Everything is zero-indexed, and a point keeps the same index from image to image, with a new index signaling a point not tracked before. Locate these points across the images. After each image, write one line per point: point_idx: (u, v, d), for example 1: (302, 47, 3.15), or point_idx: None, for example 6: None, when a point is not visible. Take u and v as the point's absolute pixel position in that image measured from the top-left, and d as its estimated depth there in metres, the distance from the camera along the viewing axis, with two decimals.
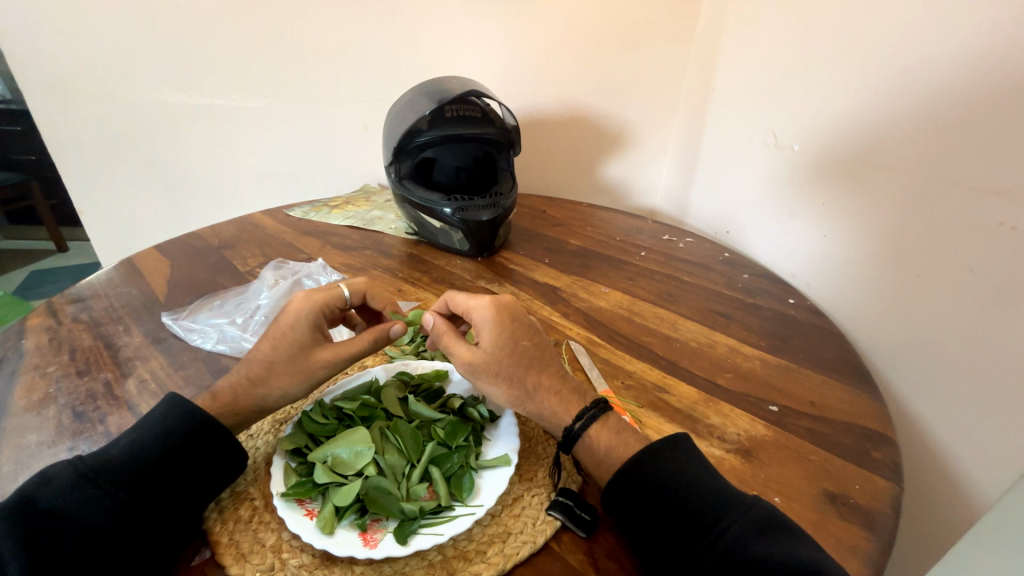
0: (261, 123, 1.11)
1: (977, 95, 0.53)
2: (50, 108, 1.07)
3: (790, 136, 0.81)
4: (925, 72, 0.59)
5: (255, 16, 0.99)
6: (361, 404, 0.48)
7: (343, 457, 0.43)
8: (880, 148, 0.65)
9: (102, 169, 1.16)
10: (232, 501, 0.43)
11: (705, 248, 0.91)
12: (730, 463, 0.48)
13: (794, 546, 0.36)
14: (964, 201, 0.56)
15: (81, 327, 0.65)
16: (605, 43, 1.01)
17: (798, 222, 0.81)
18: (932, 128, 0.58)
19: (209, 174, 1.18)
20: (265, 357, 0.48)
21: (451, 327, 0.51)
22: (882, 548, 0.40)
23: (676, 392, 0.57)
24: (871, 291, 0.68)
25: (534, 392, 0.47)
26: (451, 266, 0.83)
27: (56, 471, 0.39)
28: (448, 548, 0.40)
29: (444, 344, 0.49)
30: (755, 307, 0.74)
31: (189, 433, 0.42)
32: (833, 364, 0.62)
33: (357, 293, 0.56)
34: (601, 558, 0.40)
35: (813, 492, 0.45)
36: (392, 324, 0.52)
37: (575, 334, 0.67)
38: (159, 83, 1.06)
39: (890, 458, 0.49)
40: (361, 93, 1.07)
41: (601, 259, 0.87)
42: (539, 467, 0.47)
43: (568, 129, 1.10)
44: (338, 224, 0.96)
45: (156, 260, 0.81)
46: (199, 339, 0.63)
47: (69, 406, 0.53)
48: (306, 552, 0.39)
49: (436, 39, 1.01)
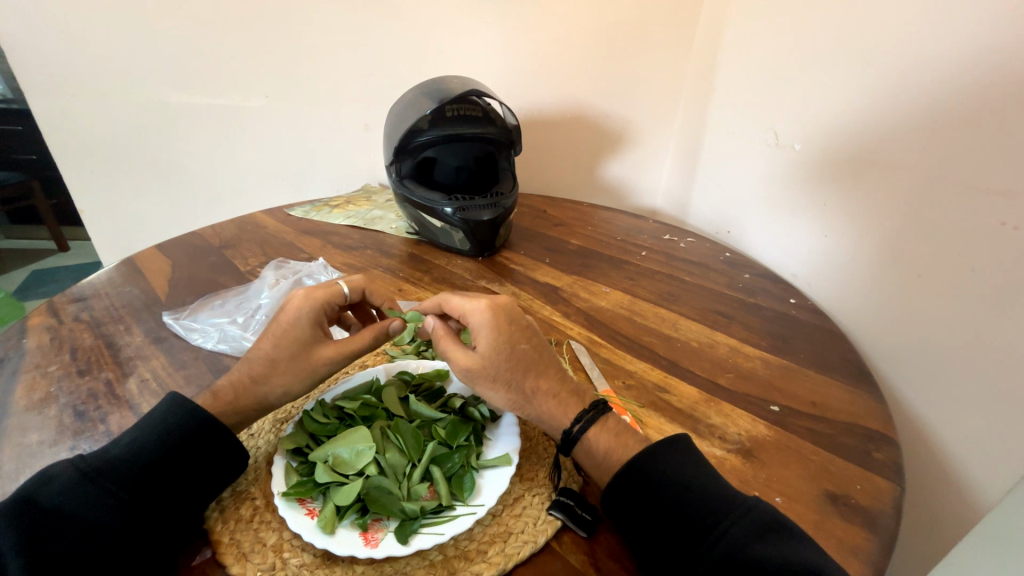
0: (261, 123, 1.12)
1: (979, 95, 0.53)
2: (50, 107, 1.07)
3: (791, 136, 0.81)
4: (926, 72, 0.59)
5: (256, 16, 0.99)
6: (362, 404, 0.48)
7: (343, 457, 0.43)
8: (882, 148, 0.65)
9: (102, 169, 1.16)
10: (232, 501, 0.43)
11: (706, 248, 0.91)
12: (731, 463, 0.48)
13: (795, 547, 0.36)
14: (965, 201, 0.56)
15: (82, 327, 0.65)
16: (606, 43, 1.01)
17: (799, 221, 0.81)
18: (933, 128, 0.58)
19: (209, 173, 1.18)
20: (266, 355, 0.48)
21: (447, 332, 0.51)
22: (883, 548, 0.40)
23: (677, 393, 0.57)
24: (872, 291, 0.68)
25: (533, 396, 0.47)
26: (452, 266, 0.83)
27: (56, 470, 0.39)
28: (448, 548, 0.40)
29: (441, 348, 0.49)
30: (756, 307, 0.74)
31: (189, 432, 0.42)
32: (834, 364, 0.62)
33: (356, 289, 0.56)
34: (601, 559, 0.40)
35: (814, 492, 0.45)
36: (391, 320, 0.53)
37: (575, 334, 0.67)
38: (160, 83, 1.06)
39: (891, 458, 0.49)
40: (361, 93, 1.07)
41: (602, 259, 0.87)
42: (539, 467, 0.47)
43: (569, 129, 1.10)
44: (338, 224, 0.96)
45: (157, 260, 0.81)
46: (199, 339, 0.63)
47: (70, 406, 0.53)
48: (307, 551, 0.39)
49: (436, 39, 1.01)
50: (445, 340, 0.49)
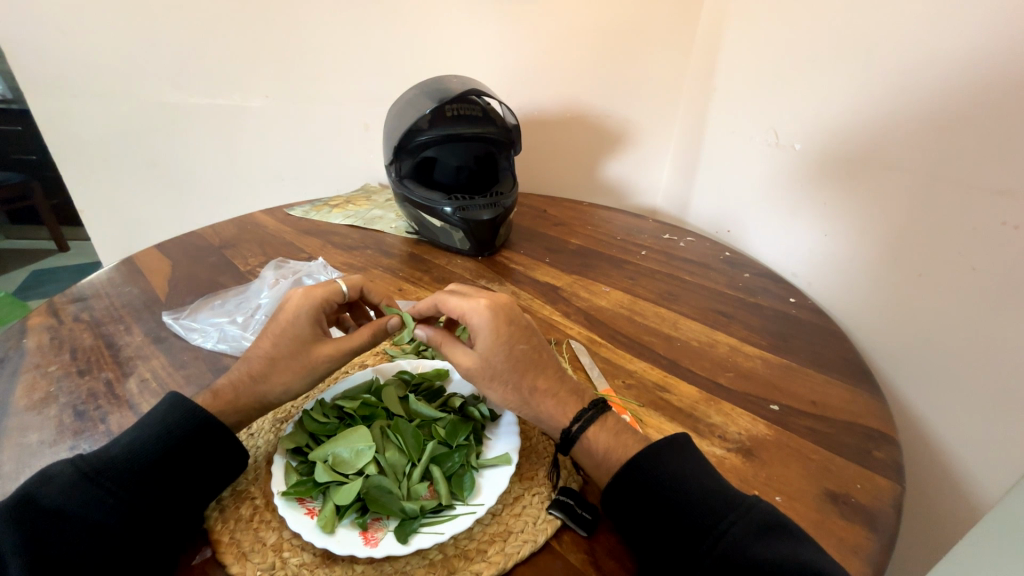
0: (261, 123, 1.12)
1: (979, 94, 0.53)
2: (50, 108, 1.07)
3: (791, 135, 0.81)
4: (927, 70, 0.59)
5: (255, 17, 0.99)
6: (362, 403, 0.48)
7: (343, 456, 0.43)
8: (882, 147, 0.65)
9: (102, 169, 1.16)
10: (232, 500, 0.43)
11: (706, 248, 0.91)
12: (730, 462, 0.48)
13: (795, 546, 0.36)
14: (965, 199, 0.56)
15: (82, 327, 0.65)
16: (605, 44, 1.01)
17: (799, 221, 0.80)
18: (933, 127, 0.58)
19: (209, 173, 1.18)
20: (266, 354, 0.48)
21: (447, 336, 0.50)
22: (882, 547, 0.40)
23: (677, 392, 0.57)
24: (872, 290, 0.68)
25: (532, 396, 0.47)
26: (451, 265, 0.83)
27: (56, 470, 0.39)
28: (448, 547, 0.40)
29: (444, 349, 0.49)
30: (756, 307, 0.74)
31: (189, 432, 0.42)
32: (834, 363, 0.62)
33: (355, 289, 0.56)
34: (601, 558, 0.40)
35: (814, 491, 0.45)
36: (389, 317, 0.53)
37: (575, 333, 0.67)
38: (160, 83, 1.06)
39: (892, 457, 0.49)
40: (361, 93, 1.07)
41: (602, 259, 0.86)
42: (539, 467, 0.47)
43: (568, 128, 1.10)
44: (338, 224, 0.96)
45: (158, 260, 0.81)
46: (199, 339, 0.63)
47: (70, 405, 0.53)
48: (306, 551, 0.39)
49: (436, 39, 1.01)
50: (448, 342, 0.49)
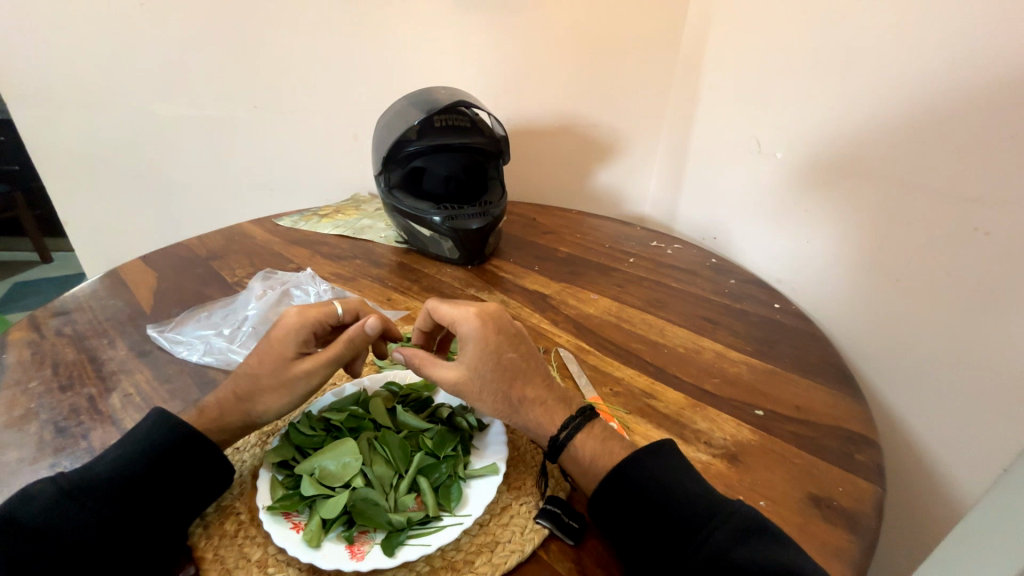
0: (250, 132, 1.11)
1: (949, 104, 0.56)
2: (32, 118, 1.06)
3: (774, 143, 0.82)
4: (904, 79, 0.60)
5: (244, 30, 1.00)
6: (350, 415, 0.48)
7: (330, 469, 0.42)
8: (860, 155, 0.67)
9: (85, 179, 1.14)
10: (217, 515, 0.43)
11: (693, 255, 0.92)
12: (716, 468, 0.49)
13: (778, 550, 0.37)
14: (938, 207, 0.58)
15: (64, 340, 0.64)
16: (592, 56, 1.03)
17: (782, 228, 0.82)
18: (906, 137, 0.60)
19: (196, 182, 1.17)
20: (251, 371, 0.48)
21: (427, 355, 0.50)
22: (864, 550, 0.41)
23: (664, 398, 0.57)
24: (854, 295, 0.69)
25: (521, 406, 0.47)
26: (441, 274, 0.84)
27: (38, 488, 0.39)
28: (436, 558, 0.40)
29: (424, 369, 0.49)
30: (741, 313, 0.75)
31: (174, 447, 0.42)
32: (818, 367, 0.63)
33: (352, 312, 0.53)
34: (589, 566, 0.40)
35: (797, 495, 0.46)
36: (368, 319, 0.50)
37: (564, 341, 0.67)
38: (147, 93, 1.06)
39: (873, 460, 0.50)
40: (352, 103, 1.08)
41: (590, 266, 0.87)
42: (527, 476, 0.47)
43: (557, 137, 1.11)
44: (327, 234, 0.96)
45: (142, 272, 0.81)
46: (185, 352, 0.62)
47: (52, 421, 0.52)
48: (292, 566, 0.39)
49: (425, 53, 1.02)
50: (430, 362, 0.49)
